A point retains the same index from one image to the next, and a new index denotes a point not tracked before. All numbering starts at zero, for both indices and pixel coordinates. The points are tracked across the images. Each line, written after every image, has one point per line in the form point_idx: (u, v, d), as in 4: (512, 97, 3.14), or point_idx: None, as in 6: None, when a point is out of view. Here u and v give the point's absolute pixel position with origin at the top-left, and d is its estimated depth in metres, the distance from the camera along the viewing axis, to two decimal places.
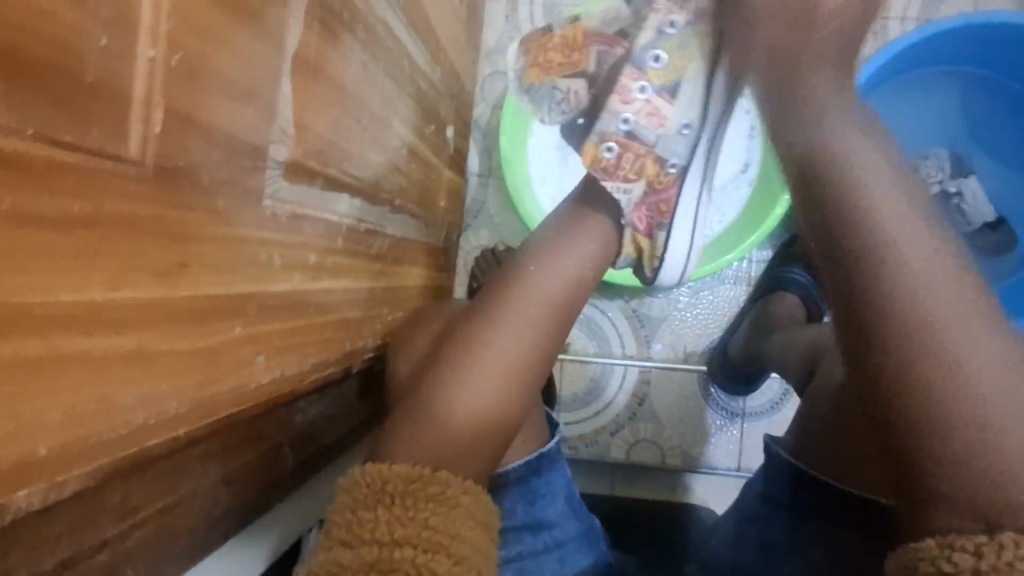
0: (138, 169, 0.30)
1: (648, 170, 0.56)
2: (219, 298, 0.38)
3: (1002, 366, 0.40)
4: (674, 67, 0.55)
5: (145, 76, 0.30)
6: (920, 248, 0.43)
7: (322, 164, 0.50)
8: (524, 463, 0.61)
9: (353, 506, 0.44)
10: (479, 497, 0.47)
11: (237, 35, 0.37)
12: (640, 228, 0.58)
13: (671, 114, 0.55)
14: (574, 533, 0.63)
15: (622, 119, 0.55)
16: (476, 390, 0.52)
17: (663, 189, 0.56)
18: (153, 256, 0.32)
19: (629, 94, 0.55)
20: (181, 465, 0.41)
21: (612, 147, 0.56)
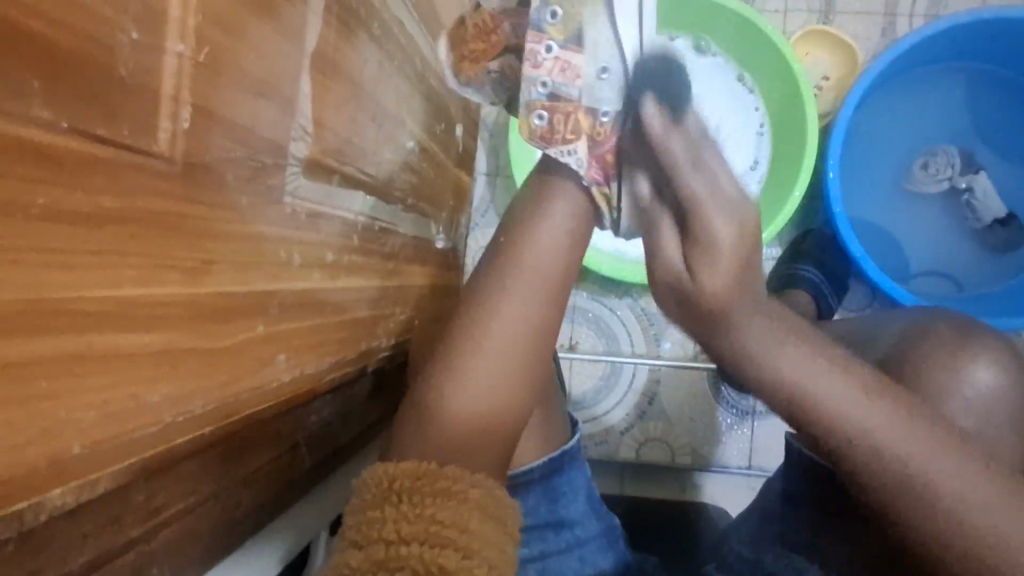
0: (166, 164, 0.30)
1: (584, 127, 0.53)
2: (242, 296, 0.38)
3: (942, 446, 0.45)
4: (570, 18, 0.52)
5: (172, 71, 0.30)
6: (837, 386, 0.47)
7: (338, 161, 0.50)
8: (545, 461, 0.60)
9: (363, 507, 0.44)
10: (491, 493, 0.46)
11: (259, 32, 0.37)
12: (599, 181, 0.54)
13: (585, 62, 0.53)
14: (597, 531, 0.62)
15: (540, 84, 0.53)
16: (476, 389, 0.52)
17: (605, 140, 0.53)
18: (181, 253, 0.32)
19: (537, 57, 0.53)
20: (203, 467, 0.40)
21: (542, 115, 0.54)
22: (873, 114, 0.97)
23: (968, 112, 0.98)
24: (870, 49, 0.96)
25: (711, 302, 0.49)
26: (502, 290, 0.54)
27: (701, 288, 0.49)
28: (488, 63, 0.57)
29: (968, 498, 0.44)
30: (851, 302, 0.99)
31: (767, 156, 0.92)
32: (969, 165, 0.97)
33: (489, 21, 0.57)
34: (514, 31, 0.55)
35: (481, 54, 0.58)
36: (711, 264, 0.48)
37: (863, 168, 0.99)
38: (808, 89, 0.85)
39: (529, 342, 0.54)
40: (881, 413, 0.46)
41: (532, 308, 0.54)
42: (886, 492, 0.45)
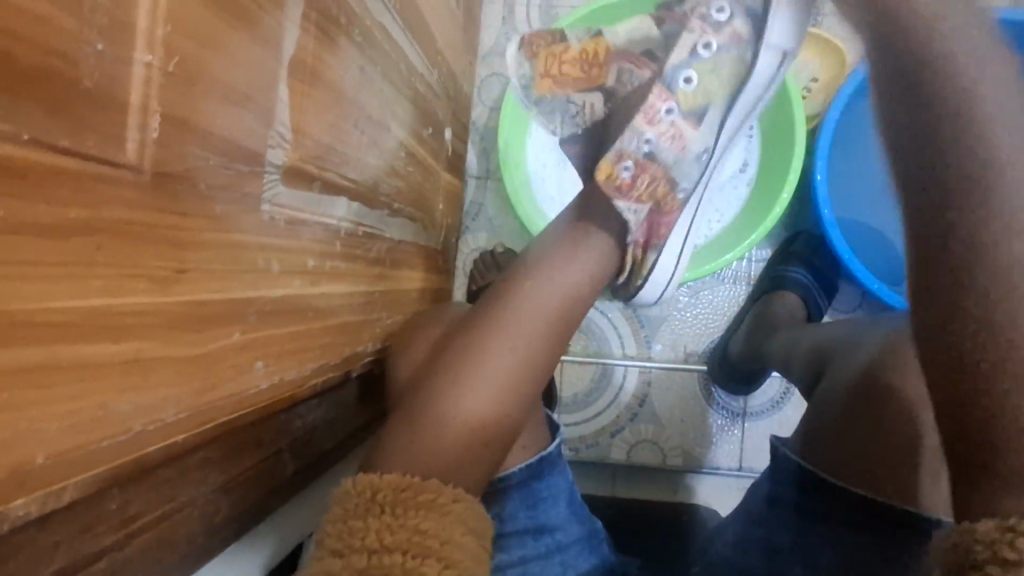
0: (135, 174, 0.30)
1: (662, 193, 0.59)
2: (217, 304, 0.38)
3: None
4: (703, 91, 0.58)
5: (141, 83, 0.30)
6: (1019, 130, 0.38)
7: (319, 168, 0.50)
8: (524, 467, 0.60)
9: (344, 517, 0.44)
10: (471, 506, 0.47)
11: (235, 40, 0.37)
12: (640, 240, 0.60)
13: (693, 140, 0.59)
14: (576, 536, 0.63)
15: (644, 139, 0.58)
16: (472, 403, 0.53)
17: (666, 211, 0.60)
18: (152, 263, 0.32)
19: (656, 114, 0.58)
20: (181, 473, 0.41)
21: (629, 165, 0.58)
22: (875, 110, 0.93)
23: None
24: None
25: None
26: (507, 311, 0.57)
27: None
28: (574, 94, 0.62)
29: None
30: (841, 304, 1.03)
31: (755, 160, 0.98)
32: None
33: (600, 53, 0.60)
34: (633, 82, 0.60)
35: (568, 78, 0.61)
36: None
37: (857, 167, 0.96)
38: (796, 92, 0.91)
39: (526, 357, 0.56)
40: None
41: (537, 329, 0.57)
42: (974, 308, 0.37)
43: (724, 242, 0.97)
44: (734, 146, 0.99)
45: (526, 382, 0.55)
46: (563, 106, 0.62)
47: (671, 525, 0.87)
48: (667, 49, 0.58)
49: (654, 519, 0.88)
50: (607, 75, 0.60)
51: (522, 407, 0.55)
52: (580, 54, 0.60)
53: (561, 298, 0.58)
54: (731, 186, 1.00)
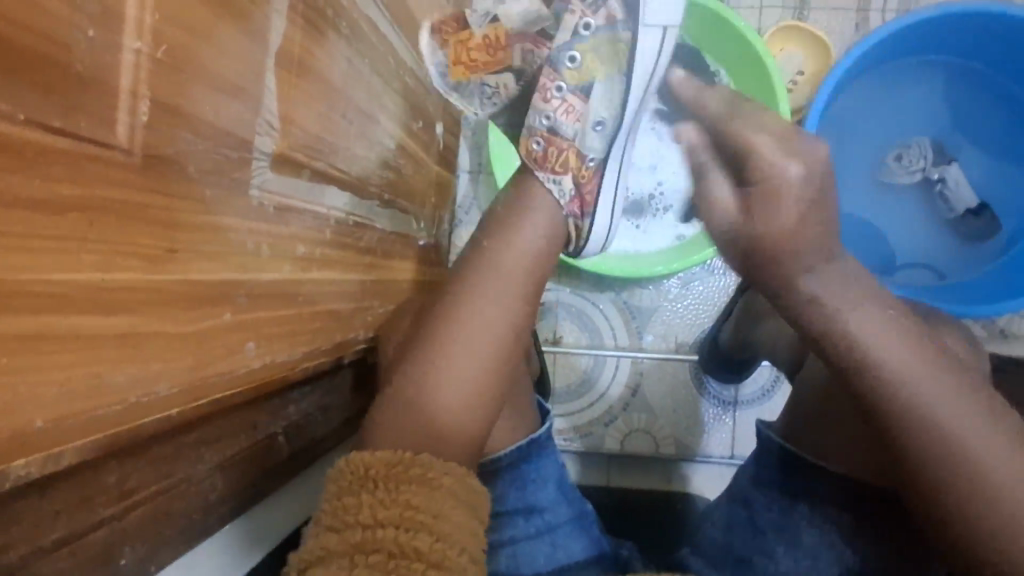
0: (126, 156, 0.31)
1: (573, 164, 0.62)
2: (209, 285, 0.39)
3: (991, 423, 0.46)
4: (588, 68, 0.62)
5: (130, 70, 0.31)
6: (883, 327, 0.49)
7: (308, 157, 0.52)
8: (515, 449, 0.62)
9: (338, 494, 0.45)
10: (462, 479, 0.48)
11: (224, 32, 0.39)
12: (575, 212, 0.62)
13: (587, 111, 0.63)
14: (567, 517, 0.64)
15: (545, 116, 0.63)
16: (446, 380, 0.54)
17: (585, 180, 0.63)
18: (146, 240, 0.33)
19: (548, 92, 0.62)
20: (178, 450, 0.42)
21: (539, 141, 0.62)
22: (852, 101, 1.00)
23: (939, 106, 1.02)
24: (844, 44, 1.01)
25: (780, 247, 0.51)
26: (470, 300, 0.57)
27: (772, 227, 0.51)
28: (487, 76, 0.66)
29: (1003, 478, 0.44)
30: None
31: None
32: (941, 156, 1.01)
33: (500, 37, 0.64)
34: (534, 62, 0.64)
35: (478, 65, 0.66)
36: (770, 213, 0.51)
37: (845, 164, 1.03)
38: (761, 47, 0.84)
39: (495, 339, 0.56)
40: (925, 366, 0.47)
41: (500, 297, 0.57)
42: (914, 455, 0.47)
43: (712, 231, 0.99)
44: None
45: (508, 362, 0.57)
46: (479, 90, 0.67)
47: (660, 509, 0.89)
48: (554, 29, 0.62)
49: (647, 505, 0.90)
50: (513, 55, 0.65)
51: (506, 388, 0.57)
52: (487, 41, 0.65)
53: (530, 285, 0.59)
54: None
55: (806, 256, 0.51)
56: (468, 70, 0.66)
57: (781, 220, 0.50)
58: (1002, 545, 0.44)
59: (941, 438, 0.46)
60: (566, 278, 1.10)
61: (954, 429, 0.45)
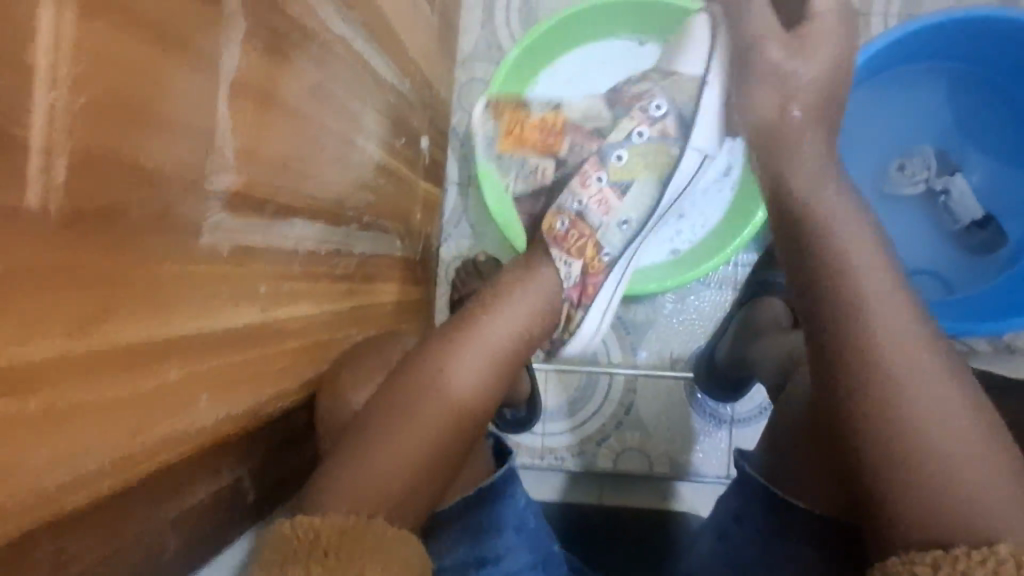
0: (37, 219, 0.29)
1: (587, 253, 0.70)
2: (138, 344, 0.37)
3: (954, 395, 0.47)
4: (631, 167, 0.70)
5: (46, 122, 0.28)
6: (877, 278, 0.52)
7: (272, 191, 0.49)
8: (462, 500, 0.60)
9: (280, 563, 0.41)
10: (413, 544, 0.46)
11: (167, 70, 0.36)
12: (573, 298, 0.70)
13: (617, 207, 0.70)
14: (525, 563, 0.61)
15: (577, 201, 0.71)
16: (406, 442, 0.53)
17: (593, 271, 0.71)
18: (63, 307, 0.31)
19: (588, 180, 0.70)
20: (125, 510, 0.40)
21: (565, 220, 0.70)
22: (861, 103, 0.97)
23: (944, 113, 0.98)
24: None
25: (791, 127, 0.60)
26: (466, 332, 0.61)
27: (793, 67, 0.60)
28: (534, 153, 0.77)
29: (973, 488, 0.43)
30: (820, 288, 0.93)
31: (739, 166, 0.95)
32: (945, 166, 0.97)
33: (556, 124, 0.74)
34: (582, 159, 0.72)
35: (527, 141, 0.77)
36: (813, 55, 0.60)
37: (843, 173, 0.99)
38: None
39: (485, 373, 0.59)
40: (899, 317, 0.50)
41: (488, 364, 0.60)
42: (881, 436, 0.46)
43: (707, 247, 0.96)
44: None
45: (477, 408, 0.58)
46: (519, 163, 0.78)
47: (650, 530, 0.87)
48: (608, 132, 0.71)
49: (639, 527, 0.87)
50: (563, 143, 0.74)
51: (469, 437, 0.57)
52: (540, 122, 0.75)
53: (511, 336, 0.63)
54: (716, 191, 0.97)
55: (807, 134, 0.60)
56: (517, 145, 0.77)
57: (800, 79, 0.60)
58: (941, 523, 0.42)
59: (903, 383, 0.47)
60: None
61: (913, 378, 0.47)
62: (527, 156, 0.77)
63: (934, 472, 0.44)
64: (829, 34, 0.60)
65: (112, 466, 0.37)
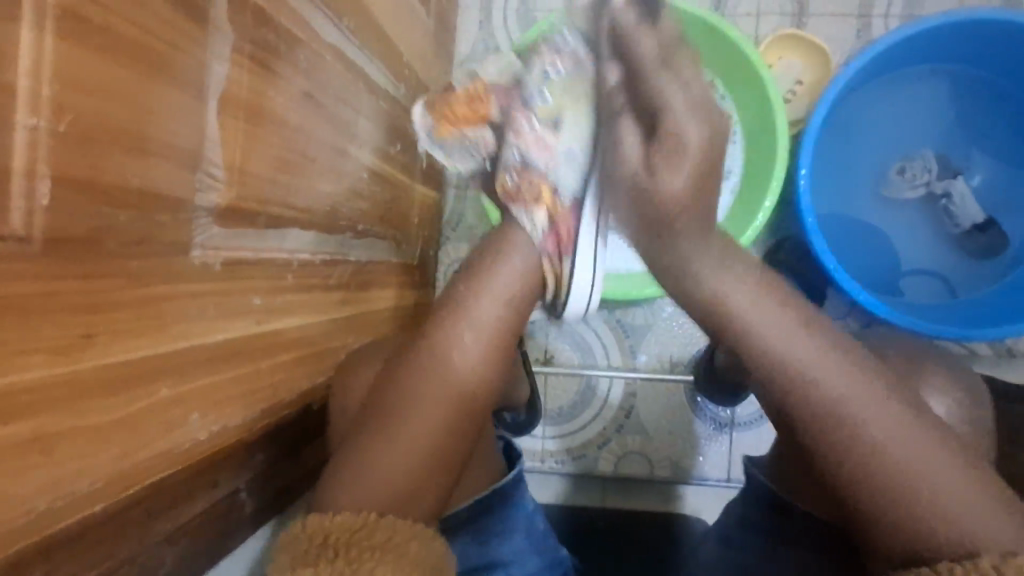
0: (22, 246, 0.28)
1: (545, 198, 0.64)
2: (126, 365, 0.36)
3: (889, 400, 0.43)
4: (556, 104, 0.64)
5: (26, 149, 0.28)
6: (771, 317, 0.47)
7: (262, 203, 0.48)
8: (472, 505, 0.59)
9: (291, 564, 0.42)
10: (427, 543, 0.46)
11: (151, 87, 0.35)
12: (552, 250, 0.62)
13: (557, 144, 0.64)
14: (535, 567, 0.61)
15: (516, 151, 0.65)
16: (403, 448, 0.51)
17: (561, 215, 0.63)
18: (50, 332, 0.31)
19: (520, 129, 0.65)
20: (119, 530, 0.39)
21: (513, 175, 0.65)
22: (858, 106, 0.96)
23: (943, 115, 0.97)
24: (844, 52, 0.97)
25: (669, 222, 0.52)
26: (457, 316, 0.56)
27: (662, 189, 0.52)
28: (468, 129, 0.69)
29: (946, 494, 0.41)
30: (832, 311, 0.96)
31: (738, 169, 0.94)
32: (947, 170, 0.97)
33: (478, 91, 0.68)
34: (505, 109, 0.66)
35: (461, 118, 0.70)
36: (672, 168, 0.51)
37: (840, 178, 0.99)
38: (761, 63, 0.86)
39: (479, 360, 0.55)
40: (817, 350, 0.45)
41: (481, 343, 0.56)
42: (835, 455, 0.43)
43: None
44: None
45: (479, 391, 0.55)
46: (463, 144, 0.70)
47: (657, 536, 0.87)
48: (524, 79, 0.67)
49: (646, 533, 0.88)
50: (491, 106, 0.68)
51: (469, 434, 0.54)
52: (467, 97, 0.68)
53: (508, 312, 0.58)
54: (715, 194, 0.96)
55: (683, 221, 0.52)
56: (451, 126, 0.70)
57: (675, 189, 0.51)
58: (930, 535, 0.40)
59: (839, 413, 0.43)
60: None
61: (846, 404, 0.43)
62: (468, 134, 0.69)
63: (906, 484, 0.41)
64: (685, 98, 0.51)
65: (104, 487, 0.36)
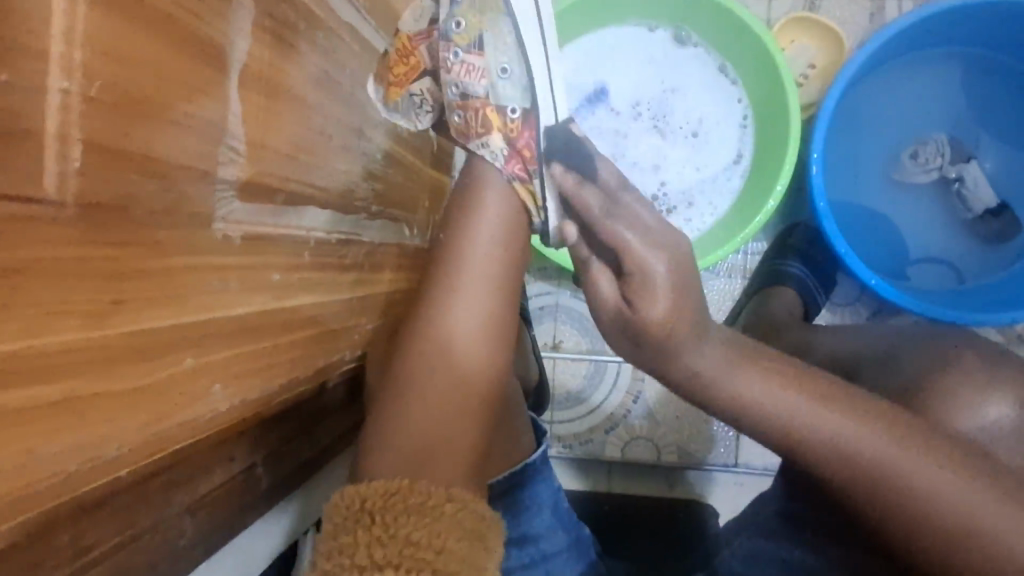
0: (56, 209, 0.29)
1: (494, 121, 0.61)
2: (154, 334, 0.37)
3: (893, 433, 0.51)
4: (471, 25, 0.60)
5: (58, 112, 0.28)
6: (773, 392, 0.53)
7: (282, 179, 0.49)
8: (507, 476, 0.61)
9: (334, 532, 0.46)
10: (467, 507, 0.49)
11: (178, 59, 0.36)
12: (522, 176, 0.62)
13: (485, 63, 0.60)
14: (563, 544, 0.63)
15: (452, 88, 0.61)
16: (431, 416, 0.55)
17: (516, 133, 0.62)
18: (83, 297, 0.31)
19: (447, 62, 0.62)
20: (144, 499, 0.40)
21: (457, 113, 0.62)
22: (868, 89, 0.96)
23: (958, 98, 0.96)
24: (857, 35, 0.96)
25: (655, 336, 0.53)
26: (468, 278, 0.60)
27: (643, 315, 0.53)
28: (412, 85, 0.66)
29: (949, 493, 0.49)
30: (839, 297, 1.00)
31: (749, 152, 0.94)
32: (959, 154, 0.96)
33: (406, 43, 0.64)
34: (429, 52, 0.63)
35: (405, 77, 0.65)
36: (648, 296, 0.53)
37: (849, 161, 0.98)
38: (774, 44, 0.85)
39: (488, 318, 0.59)
40: (826, 411, 0.52)
41: (485, 310, 0.60)
42: (859, 489, 0.51)
43: (718, 233, 0.93)
44: (726, 134, 0.95)
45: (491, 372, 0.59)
46: (411, 102, 0.67)
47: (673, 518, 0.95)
48: (437, 12, 0.62)
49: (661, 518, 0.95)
50: (423, 58, 0.65)
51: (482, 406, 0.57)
52: (396, 54, 0.64)
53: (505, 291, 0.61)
54: (724, 178, 0.96)
55: (677, 345, 0.53)
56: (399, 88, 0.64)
57: (653, 316, 0.53)
58: (947, 529, 0.49)
59: (861, 462, 0.50)
60: (566, 282, 1.07)
61: (864, 449, 0.50)
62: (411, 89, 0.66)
63: (911, 475, 0.49)
64: (643, 234, 0.54)
65: (131, 454, 0.37)
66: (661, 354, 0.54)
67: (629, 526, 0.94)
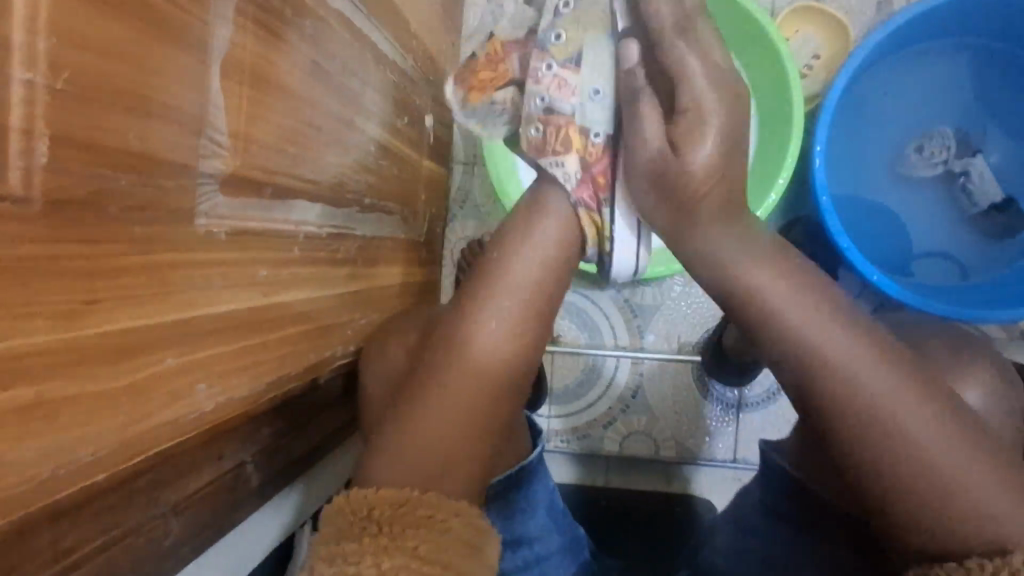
0: (20, 205, 0.28)
1: (574, 142, 0.59)
2: (132, 332, 0.36)
3: (950, 428, 0.43)
4: (571, 41, 0.58)
5: (22, 104, 0.27)
6: (844, 343, 0.45)
7: (269, 173, 0.48)
8: (506, 476, 0.59)
9: (336, 538, 0.43)
10: (472, 520, 0.45)
11: (153, 46, 0.34)
12: (589, 201, 0.59)
13: (580, 83, 0.58)
14: (555, 546, 0.63)
15: (538, 98, 0.59)
16: (440, 415, 0.51)
17: (594, 158, 0.59)
18: (51, 297, 0.30)
19: (537, 73, 0.58)
20: (127, 499, 0.39)
21: (538, 126, 0.59)
22: (875, 80, 0.94)
23: (964, 91, 0.95)
24: (863, 26, 0.94)
25: (695, 192, 0.52)
26: (498, 276, 0.57)
27: (688, 165, 0.52)
28: (494, 94, 0.62)
29: (990, 503, 0.41)
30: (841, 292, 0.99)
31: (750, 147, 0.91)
32: (965, 148, 0.95)
33: (498, 50, 0.61)
34: (522, 62, 0.61)
35: (486, 84, 0.62)
36: (694, 135, 0.52)
37: (855, 153, 0.97)
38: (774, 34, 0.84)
39: (509, 323, 0.55)
40: (889, 379, 0.44)
41: (515, 316, 0.56)
42: (887, 487, 0.43)
43: None
44: None
45: (509, 369, 0.54)
46: (490, 110, 0.62)
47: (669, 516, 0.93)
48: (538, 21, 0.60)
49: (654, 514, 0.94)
50: (513, 65, 0.61)
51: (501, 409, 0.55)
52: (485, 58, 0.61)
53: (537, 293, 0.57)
54: None
55: (708, 199, 0.52)
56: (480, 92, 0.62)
57: (699, 158, 0.52)
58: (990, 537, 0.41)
59: (907, 450, 0.42)
60: None
61: (909, 429, 0.42)
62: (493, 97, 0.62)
63: (958, 480, 0.41)
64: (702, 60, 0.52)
65: (109, 455, 0.36)
66: (687, 221, 0.53)
67: (623, 524, 0.92)
